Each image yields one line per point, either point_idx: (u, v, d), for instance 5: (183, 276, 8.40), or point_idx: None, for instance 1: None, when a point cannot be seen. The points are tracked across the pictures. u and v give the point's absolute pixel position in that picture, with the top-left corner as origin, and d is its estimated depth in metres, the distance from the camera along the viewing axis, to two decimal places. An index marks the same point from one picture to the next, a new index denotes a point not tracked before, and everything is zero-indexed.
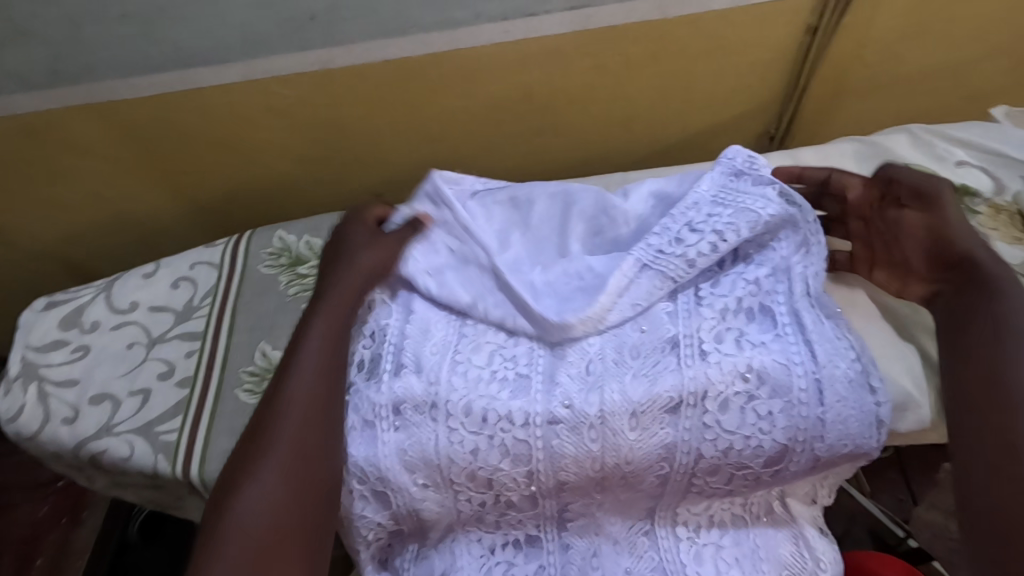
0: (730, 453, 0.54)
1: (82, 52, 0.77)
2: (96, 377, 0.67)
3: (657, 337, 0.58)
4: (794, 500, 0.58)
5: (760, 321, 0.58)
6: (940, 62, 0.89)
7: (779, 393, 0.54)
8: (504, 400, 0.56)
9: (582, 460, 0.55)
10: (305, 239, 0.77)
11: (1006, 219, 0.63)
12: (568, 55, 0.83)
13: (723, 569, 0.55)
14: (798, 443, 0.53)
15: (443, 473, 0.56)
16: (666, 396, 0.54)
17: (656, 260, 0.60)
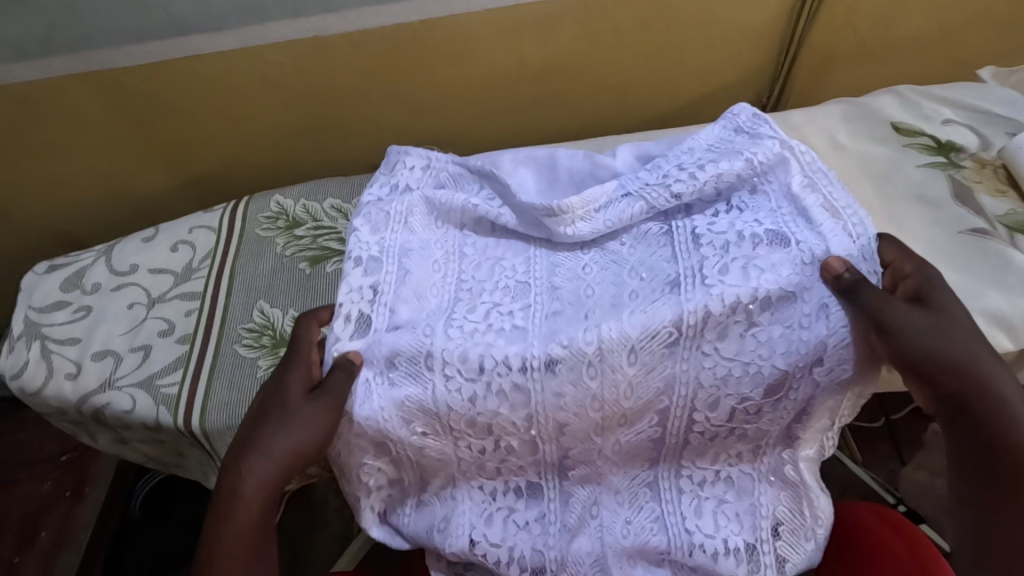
0: (728, 382, 0.55)
1: (78, 20, 0.78)
2: (97, 336, 0.68)
3: (657, 281, 0.58)
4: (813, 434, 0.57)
5: (771, 247, 0.57)
6: (931, 28, 0.90)
7: (780, 319, 0.54)
8: (502, 346, 0.56)
9: (581, 401, 0.55)
10: (301, 204, 0.78)
11: (990, 172, 0.64)
12: (561, 22, 0.84)
13: (723, 523, 0.56)
14: (795, 367, 0.54)
15: (440, 421, 0.56)
16: (665, 331, 0.54)
17: (642, 188, 0.63)
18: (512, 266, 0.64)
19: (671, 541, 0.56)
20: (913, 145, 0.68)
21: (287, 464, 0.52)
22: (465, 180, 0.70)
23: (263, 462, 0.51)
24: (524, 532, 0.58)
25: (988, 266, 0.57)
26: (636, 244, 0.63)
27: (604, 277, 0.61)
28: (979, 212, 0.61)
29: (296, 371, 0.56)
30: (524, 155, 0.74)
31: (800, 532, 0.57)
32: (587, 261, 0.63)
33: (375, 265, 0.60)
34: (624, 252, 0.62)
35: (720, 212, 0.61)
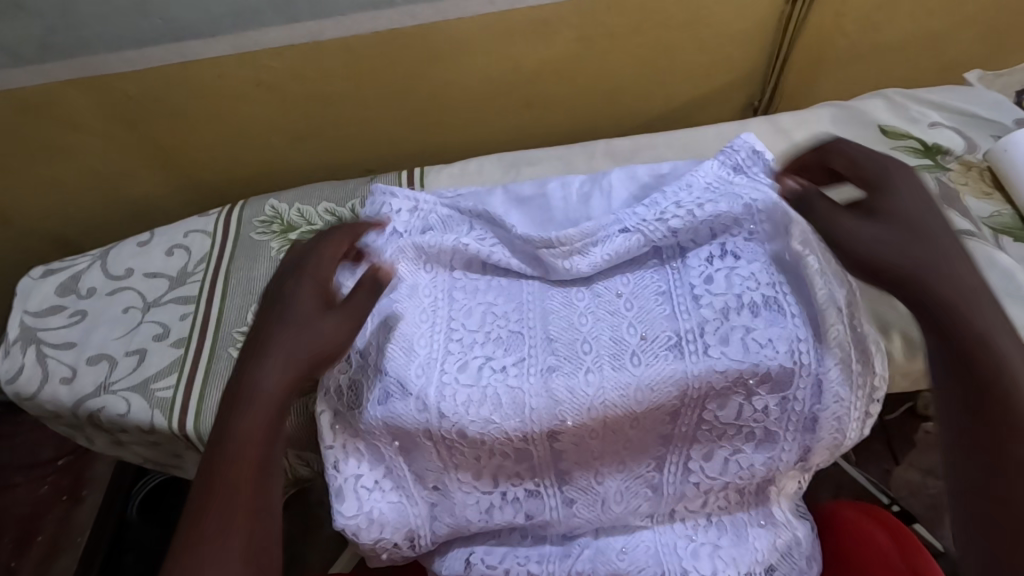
0: (724, 438, 0.58)
1: (75, 25, 0.79)
2: (92, 340, 0.69)
3: (658, 344, 0.58)
4: (784, 496, 0.61)
5: (767, 311, 0.58)
6: (922, 30, 0.90)
7: (777, 390, 0.56)
8: (498, 424, 0.56)
9: (584, 455, 0.58)
10: (296, 208, 0.78)
11: (976, 175, 0.65)
12: (553, 26, 0.85)
13: (720, 566, 0.58)
14: (787, 430, 0.57)
15: (450, 476, 0.58)
16: (670, 401, 0.56)
17: (640, 223, 0.63)
18: (504, 314, 0.62)
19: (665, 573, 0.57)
20: (900, 148, 0.68)
21: (268, 416, 0.49)
22: (454, 223, 0.68)
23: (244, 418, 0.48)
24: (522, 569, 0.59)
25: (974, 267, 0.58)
26: (631, 293, 0.62)
27: (604, 340, 0.59)
28: (965, 213, 0.62)
29: (306, 288, 0.56)
30: (511, 193, 0.74)
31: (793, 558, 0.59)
32: (583, 310, 0.62)
33: (359, 324, 0.61)
34: (621, 304, 0.61)
35: (715, 257, 0.61)
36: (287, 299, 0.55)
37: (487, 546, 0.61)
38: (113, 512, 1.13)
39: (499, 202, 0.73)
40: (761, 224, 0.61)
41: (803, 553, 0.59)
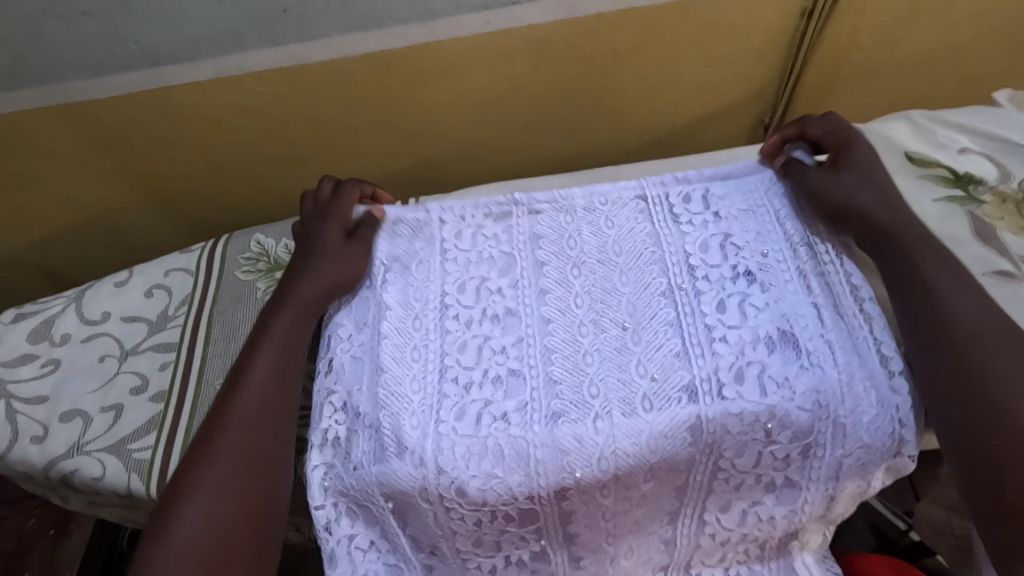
0: (741, 488, 0.54)
1: (44, 52, 0.73)
2: (67, 393, 0.64)
3: (671, 386, 0.53)
4: (808, 550, 0.57)
5: (784, 347, 0.54)
6: (943, 43, 0.86)
7: (797, 437, 0.52)
8: (501, 478, 0.51)
9: (595, 518, 0.53)
10: (283, 243, 0.73)
11: (1013, 208, 0.60)
12: (554, 45, 0.80)
13: None
14: (810, 479, 0.53)
15: (448, 543, 0.53)
16: (684, 453, 0.52)
17: (654, 202, 0.65)
18: (503, 349, 0.57)
19: None
20: (930, 176, 0.64)
21: (278, 361, 0.58)
22: (465, 233, 0.65)
23: (260, 363, 0.57)
24: None
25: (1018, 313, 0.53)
26: (638, 327, 0.57)
27: (613, 382, 0.54)
28: (1003, 253, 0.57)
29: (330, 227, 0.65)
30: (483, 205, 0.66)
31: None
32: (587, 349, 0.56)
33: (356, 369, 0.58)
34: (629, 340, 0.57)
35: (727, 279, 0.58)
36: (317, 238, 0.65)
37: None
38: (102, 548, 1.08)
39: (482, 218, 0.66)
40: (768, 253, 0.60)
41: None
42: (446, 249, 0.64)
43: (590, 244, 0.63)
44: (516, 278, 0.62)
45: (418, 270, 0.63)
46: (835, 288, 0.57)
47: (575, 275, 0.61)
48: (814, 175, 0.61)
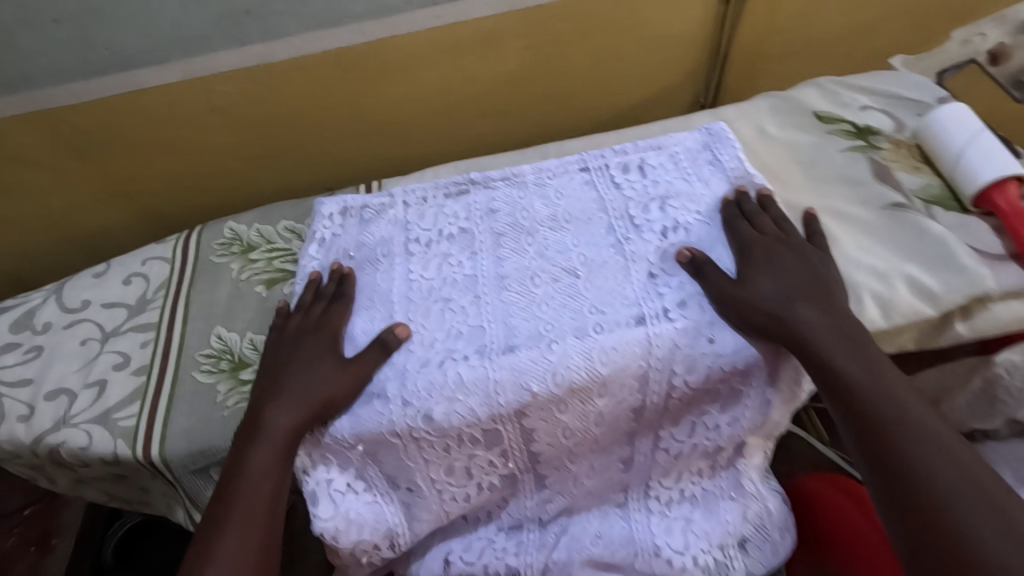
0: (690, 404, 0.59)
1: (18, 61, 0.78)
2: (51, 375, 0.67)
3: (621, 315, 0.59)
4: (752, 467, 0.62)
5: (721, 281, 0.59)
6: (853, 21, 0.95)
7: (742, 352, 0.57)
8: (463, 401, 0.56)
9: (557, 435, 0.58)
10: (255, 228, 0.77)
11: (907, 152, 0.68)
12: (501, 37, 0.87)
13: (692, 540, 0.60)
14: (751, 387, 0.59)
15: (422, 474, 0.58)
16: (635, 365, 0.57)
17: (597, 169, 0.70)
18: (463, 309, 0.62)
19: (638, 555, 0.59)
20: (836, 131, 0.72)
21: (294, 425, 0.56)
22: (426, 213, 0.70)
23: (277, 419, 0.56)
24: (502, 559, 0.60)
25: (905, 234, 0.61)
26: (591, 273, 0.63)
27: (566, 317, 0.60)
28: (895, 187, 0.65)
29: (318, 350, 0.61)
30: (442, 186, 0.72)
31: (765, 531, 0.61)
32: (541, 298, 0.62)
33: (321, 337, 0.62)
34: (581, 285, 0.62)
35: (667, 229, 0.64)
36: (306, 359, 0.60)
37: (464, 543, 0.62)
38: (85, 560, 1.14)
39: (442, 199, 0.71)
40: (701, 206, 0.65)
41: (774, 524, 0.62)
42: (408, 231, 0.69)
43: (542, 211, 0.69)
44: (475, 250, 0.67)
45: (382, 247, 0.68)
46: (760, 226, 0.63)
47: (530, 241, 0.67)
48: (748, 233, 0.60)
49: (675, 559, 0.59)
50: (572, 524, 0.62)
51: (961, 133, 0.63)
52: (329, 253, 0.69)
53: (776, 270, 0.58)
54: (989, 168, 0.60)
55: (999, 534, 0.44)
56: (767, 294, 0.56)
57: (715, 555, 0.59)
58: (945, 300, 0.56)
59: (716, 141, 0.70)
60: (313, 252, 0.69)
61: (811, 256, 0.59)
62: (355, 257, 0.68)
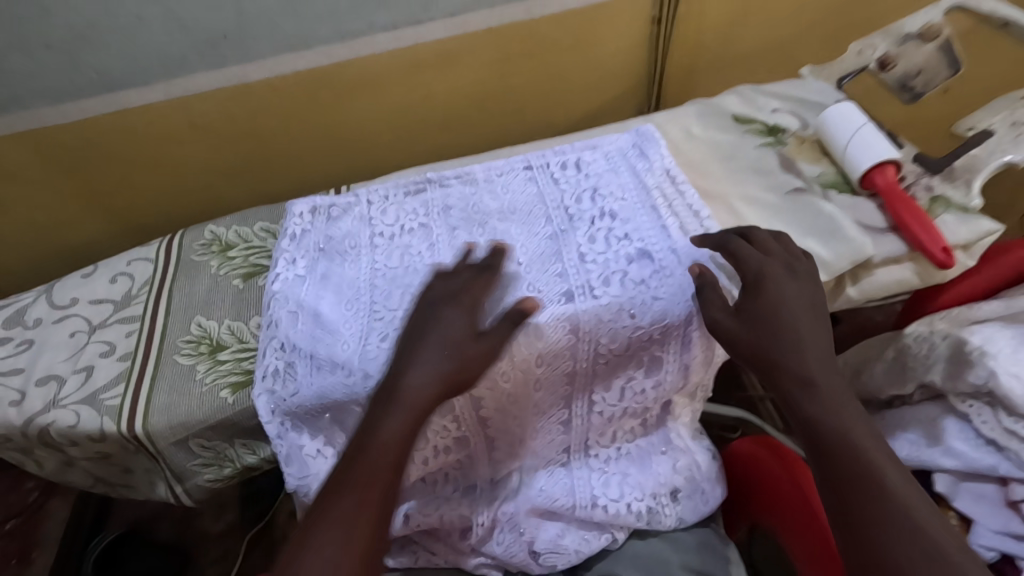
0: (618, 368, 0.67)
1: (11, 84, 0.85)
2: (42, 364, 0.73)
3: (554, 293, 0.66)
4: (680, 423, 0.71)
5: (641, 260, 0.67)
6: (773, 38, 1.07)
7: (658, 321, 0.65)
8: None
9: (504, 401, 0.65)
10: (234, 229, 0.84)
11: (809, 147, 0.78)
12: (456, 57, 0.96)
13: (627, 490, 0.68)
14: (670, 352, 0.67)
15: None
16: (564, 337, 0.64)
17: (540, 167, 0.79)
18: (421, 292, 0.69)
19: (575, 503, 0.67)
20: (749, 131, 0.82)
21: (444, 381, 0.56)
22: (388, 210, 0.78)
23: (417, 376, 0.56)
24: (456, 511, 0.68)
25: (805, 215, 0.70)
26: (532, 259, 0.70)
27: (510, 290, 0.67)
28: (797, 175, 0.75)
29: (458, 310, 0.60)
30: (402, 186, 0.80)
31: (694, 485, 0.70)
32: None
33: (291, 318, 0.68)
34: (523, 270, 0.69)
35: (597, 219, 0.72)
36: (440, 318, 0.59)
37: (422, 502, 0.69)
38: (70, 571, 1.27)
39: (402, 197, 0.79)
40: (629, 197, 0.74)
41: (704, 476, 0.70)
42: (372, 225, 0.76)
43: (491, 205, 0.76)
44: (432, 241, 0.74)
45: (347, 240, 0.75)
46: (678, 213, 0.72)
47: (480, 231, 0.74)
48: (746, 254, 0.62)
49: (609, 507, 0.67)
50: (521, 482, 0.69)
51: (848, 128, 0.73)
52: (300, 247, 0.75)
53: (781, 292, 0.59)
54: (870, 154, 0.70)
55: None
56: (766, 327, 0.58)
57: (648, 503, 0.68)
58: (835, 266, 0.65)
59: (643, 143, 0.79)
60: (284, 245, 0.75)
61: (813, 284, 0.61)
62: (324, 249, 0.74)
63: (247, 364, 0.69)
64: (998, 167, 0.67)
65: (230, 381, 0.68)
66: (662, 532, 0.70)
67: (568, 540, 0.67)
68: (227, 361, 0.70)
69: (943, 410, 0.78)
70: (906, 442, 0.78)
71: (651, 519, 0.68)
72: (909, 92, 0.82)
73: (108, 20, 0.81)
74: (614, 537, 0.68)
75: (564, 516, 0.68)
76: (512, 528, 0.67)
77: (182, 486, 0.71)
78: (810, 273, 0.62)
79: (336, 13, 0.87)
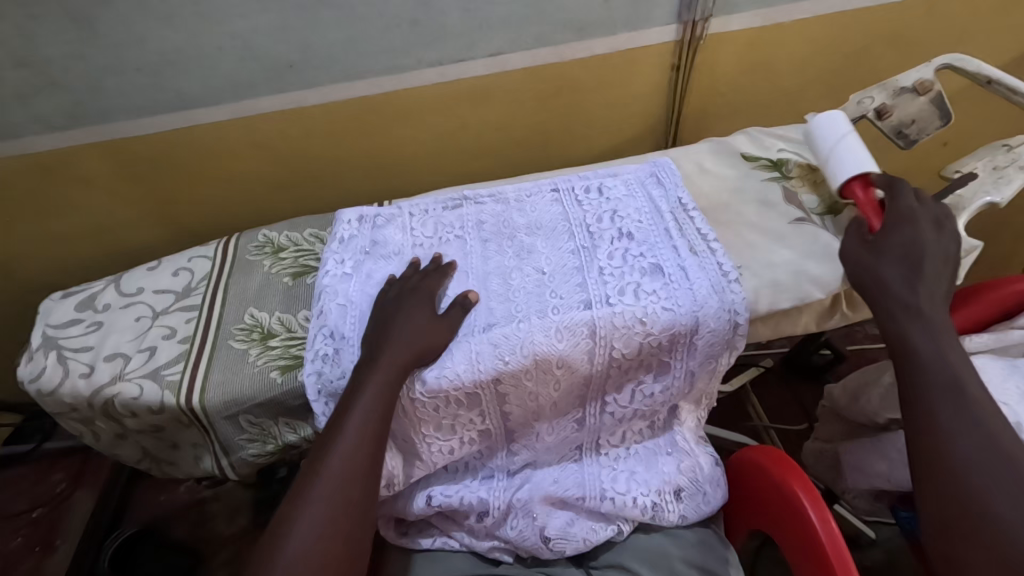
0: (630, 372, 0.74)
1: (100, 100, 0.97)
2: (109, 342, 0.81)
3: (575, 302, 0.73)
4: (685, 425, 0.77)
5: (654, 276, 0.75)
6: (780, 88, 1.17)
7: (667, 328, 0.71)
8: (450, 368, 0.69)
9: (524, 398, 0.71)
10: (286, 234, 0.93)
11: (810, 181, 0.87)
12: (492, 92, 1.07)
13: (633, 485, 0.73)
14: (676, 360, 0.73)
15: (415, 429, 0.71)
16: (582, 329, 0.70)
17: (566, 190, 0.87)
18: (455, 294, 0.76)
19: (585, 495, 0.73)
20: (757, 165, 0.90)
21: (397, 364, 0.66)
22: (428, 222, 0.86)
23: (391, 350, 0.67)
24: (473, 493, 0.74)
25: (806, 242, 0.78)
26: (553, 272, 0.77)
27: (530, 295, 0.75)
28: (799, 206, 0.83)
29: (414, 307, 0.71)
30: (441, 201, 0.89)
31: (698, 491, 0.75)
32: (516, 287, 0.76)
33: (340, 312, 0.76)
34: (547, 279, 0.76)
35: (616, 238, 0.80)
36: (403, 313, 0.71)
37: (442, 487, 0.75)
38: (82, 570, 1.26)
39: (440, 211, 0.88)
40: (646, 219, 0.82)
41: (706, 479, 0.76)
42: (413, 235, 0.85)
43: (519, 222, 0.85)
44: (466, 251, 0.82)
45: (390, 247, 0.83)
46: (688, 235, 0.79)
47: (511, 243, 0.82)
48: (902, 201, 0.70)
49: (617, 499, 0.72)
50: (536, 476, 0.75)
51: (831, 135, 0.76)
52: (347, 250, 0.83)
53: (914, 234, 0.67)
54: (849, 166, 0.73)
55: (1008, 485, 0.53)
56: (893, 258, 0.66)
57: (652, 498, 0.73)
58: (827, 285, 0.74)
59: (663, 174, 0.87)
60: (333, 248, 0.84)
61: (951, 240, 0.67)
62: (369, 252, 0.83)
63: (295, 351, 0.77)
64: (979, 206, 0.74)
65: (279, 364, 0.76)
66: (666, 529, 0.75)
67: (577, 529, 0.72)
68: (279, 347, 0.78)
69: None
70: None
71: (655, 512, 0.73)
72: (905, 139, 0.91)
73: (193, 48, 0.93)
74: (620, 529, 0.73)
75: (573, 507, 0.73)
76: (526, 514, 0.72)
77: (229, 459, 0.78)
78: (954, 233, 0.68)
79: (390, 49, 0.98)
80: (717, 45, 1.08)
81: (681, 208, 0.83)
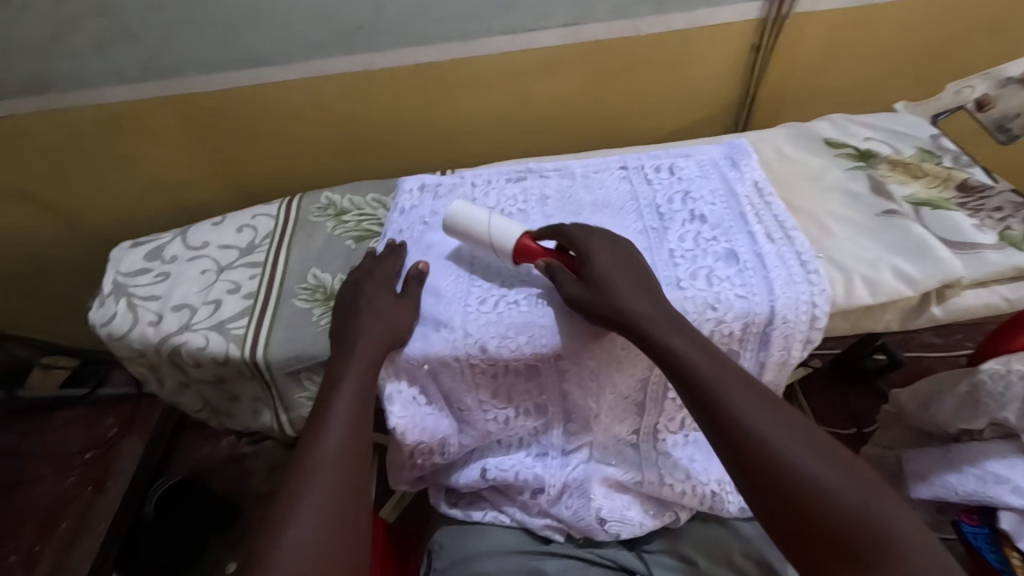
0: None
1: (172, 54, 0.97)
2: (177, 293, 0.82)
3: None
4: None
5: (729, 262, 0.71)
6: (863, 75, 1.11)
7: (741, 315, 0.68)
8: (513, 338, 0.67)
9: (584, 375, 0.70)
10: (348, 197, 0.92)
11: (900, 171, 0.82)
12: (562, 65, 1.04)
13: (695, 471, 0.72)
14: (746, 349, 0.71)
15: (472, 396, 0.70)
16: None
17: (635, 168, 0.85)
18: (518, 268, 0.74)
19: (641, 479, 0.72)
20: (840, 154, 0.86)
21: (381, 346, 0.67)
22: (491, 193, 0.84)
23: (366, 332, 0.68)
24: (528, 468, 0.73)
25: (896, 236, 0.74)
26: None
27: None
28: (889, 198, 0.79)
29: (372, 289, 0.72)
30: (506, 173, 0.87)
31: None
32: None
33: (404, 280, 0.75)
34: None
35: (688, 220, 0.77)
36: (375, 295, 0.71)
37: (496, 459, 0.74)
38: (131, 511, 1.31)
39: (505, 182, 0.86)
40: (721, 202, 0.78)
41: None
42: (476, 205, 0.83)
43: (586, 198, 0.82)
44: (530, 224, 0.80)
45: None
46: (766, 222, 0.76)
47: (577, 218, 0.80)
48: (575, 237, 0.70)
49: (676, 488, 0.72)
50: (591, 458, 0.73)
51: (479, 213, 0.72)
52: (408, 219, 0.83)
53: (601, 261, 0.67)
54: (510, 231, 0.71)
55: (823, 476, 0.56)
56: (610, 284, 0.65)
57: (713, 487, 0.72)
58: (921, 283, 0.69)
59: (738, 157, 0.83)
60: (395, 217, 0.84)
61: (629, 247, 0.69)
62: (430, 222, 0.82)
63: None
64: None
65: None
66: (726, 522, 0.74)
67: (633, 512, 0.73)
68: None
69: (1015, 449, 0.75)
70: (973, 476, 0.78)
71: (713, 502, 0.72)
72: (1005, 133, 0.84)
73: (267, 5, 0.92)
74: (676, 516, 0.74)
75: (629, 489, 0.74)
76: (582, 494, 0.72)
77: (289, 415, 0.80)
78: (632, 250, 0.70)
79: (461, 15, 0.96)
80: (803, 25, 1.02)
81: (758, 192, 0.79)
